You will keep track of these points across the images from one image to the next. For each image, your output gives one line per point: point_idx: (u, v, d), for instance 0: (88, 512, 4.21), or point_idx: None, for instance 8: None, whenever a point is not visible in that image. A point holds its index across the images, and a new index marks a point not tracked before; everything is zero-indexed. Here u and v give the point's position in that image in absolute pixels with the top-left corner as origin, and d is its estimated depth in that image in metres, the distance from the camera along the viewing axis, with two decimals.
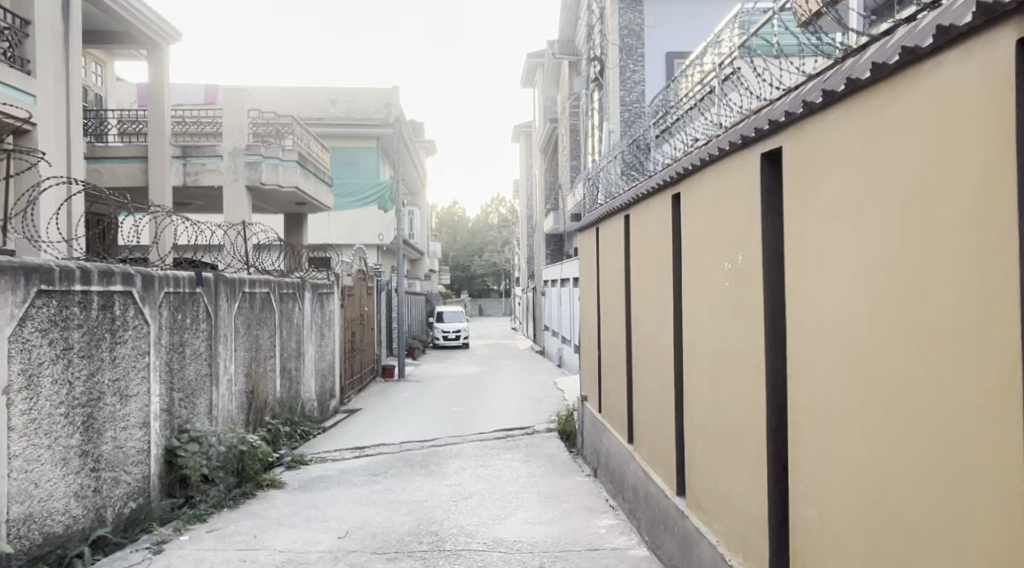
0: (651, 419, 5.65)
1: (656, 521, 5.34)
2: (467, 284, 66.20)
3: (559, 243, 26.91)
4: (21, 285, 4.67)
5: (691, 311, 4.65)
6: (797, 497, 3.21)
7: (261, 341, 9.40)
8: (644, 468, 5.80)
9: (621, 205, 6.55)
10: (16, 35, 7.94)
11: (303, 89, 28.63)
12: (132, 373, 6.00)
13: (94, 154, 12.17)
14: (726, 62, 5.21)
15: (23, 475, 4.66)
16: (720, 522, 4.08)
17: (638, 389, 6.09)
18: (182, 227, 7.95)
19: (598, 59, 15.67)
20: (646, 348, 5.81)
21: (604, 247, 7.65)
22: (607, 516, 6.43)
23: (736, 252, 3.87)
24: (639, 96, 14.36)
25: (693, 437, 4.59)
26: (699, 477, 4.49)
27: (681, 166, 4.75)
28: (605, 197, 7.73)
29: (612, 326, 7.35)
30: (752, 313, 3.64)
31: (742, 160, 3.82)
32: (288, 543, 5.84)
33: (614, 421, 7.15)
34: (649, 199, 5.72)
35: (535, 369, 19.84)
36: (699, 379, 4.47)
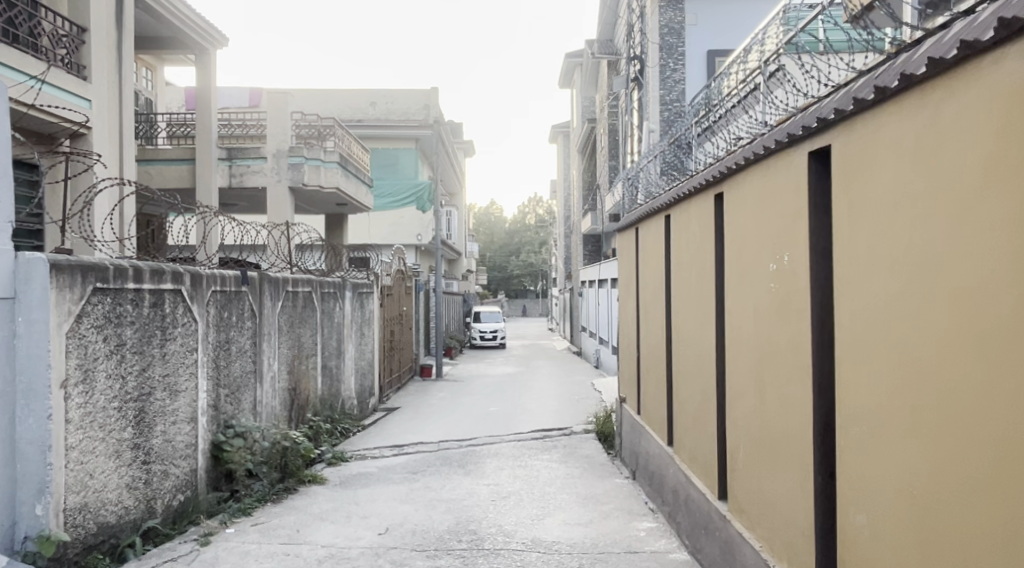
0: (692, 422, 5.63)
1: (697, 525, 5.32)
2: (505, 284, 66.33)
3: (596, 243, 26.90)
4: (78, 283, 4.83)
5: (734, 312, 4.65)
6: (844, 500, 3.19)
7: (303, 339, 9.58)
8: (684, 471, 5.78)
9: (661, 205, 6.54)
10: (72, 42, 8.19)
11: (344, 91, 28.93)
12: (181, 369, 6.16)
13: (144, 156, 12.50)
14: (771, 58, 5.16)
15: (79, 466, 4.82)
16: (763, 526, 4.07)
17: (679, 392, 6.07)
18: (228, 227, 8.11)
19: (638, 58, 15.60)
20: (688, 350, 5.80)
21: (644, 247, 7.64)
22: (647, 519, 6.42)
23: (781, 253, 3.85)
24: (679, 95, 14.42)
25: (736, 441, 4.58)
26: (741, 481, 4.47)
27: (725, 165, 4.73)
28: (647, 196, 7.71)
29: (651, 327, 7.33)
30: (798, 315, 3.62)
31: (788, 160, 3.80)
32: (330, 538, 5.94)
33: (653, 424, 7.13)
34: (691, 199, 5.71)
35: (573, 370, 19.83)
36: (742, 382, 4.46)
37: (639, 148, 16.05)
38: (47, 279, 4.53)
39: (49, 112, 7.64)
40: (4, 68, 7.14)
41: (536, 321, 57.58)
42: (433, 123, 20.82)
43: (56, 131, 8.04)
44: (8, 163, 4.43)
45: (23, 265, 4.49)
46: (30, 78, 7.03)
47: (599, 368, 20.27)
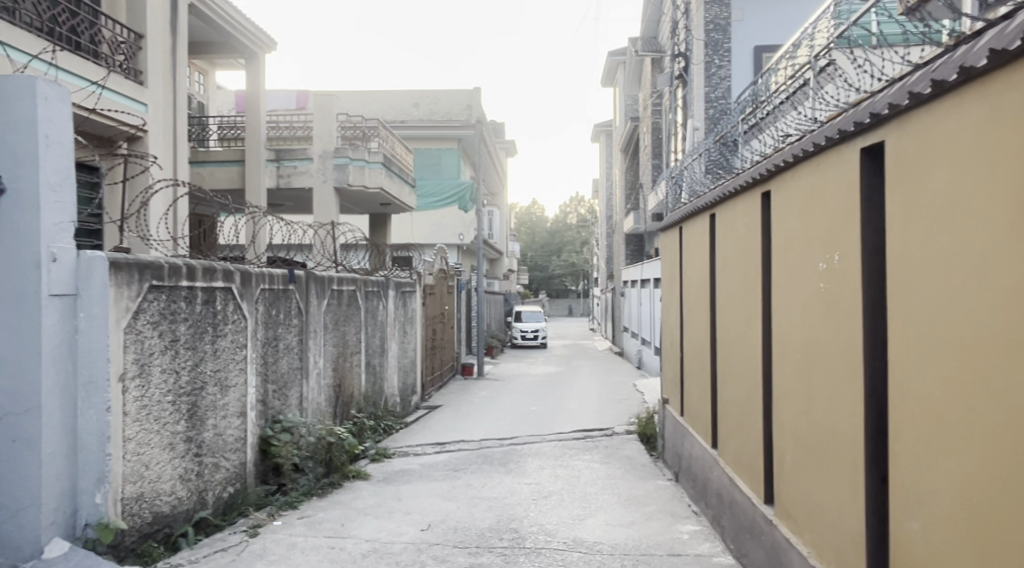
0: (738, 424, 5.62)
1: (742, 529, 5.30)
2: (545, 284, 66.34)
3: (639, 243, 26.79)
4: (136, 280, 5.02)
5: (781, 313, 4.65)
6: (897, 505, 3.17)
7: (348, 337, 9.77)
8: (729, 475, 5.76)
9: (706, 204, 6.52)
10: (130, 48, 8.48)
11: (388, 93, 29.30)
12: (231, 364, 6.35)
13: (196, 158, 12.86)
14: (822, 53, 5.11)
15: (136, 457, 5.02)
16: (811, 532, 4.06)
17: (724, 394, 6.06)
18: (277, 227, 8.31)
19: (682, 56, 15.51)
20: (733, 350, 5.78)
21: (688, 245, 7.62)
22: (690, 522, 6.42)
23: (831, 252, 3.85)
24: (724, 92, 14.50)
25: (783, 445, 4.57)
26: (788, 485, 4.45)
27: (773, 162, 4.71)
28: (691, 195, 7.69)
29: (695, 327, 7.30)
30: (848, 316, 3.61)
31: (839, 157, 3.78)
32: (374, 533, 6.06)
33: (697, 426, 7.10)
34: (737, 197, 5.70)
35: (615, 370, 19.78)
36: (790, 384, 4.45)
37: (683, 148, 16.08)
38: (106, 276, 4.70)
39: (109, 116, 7.93)
40: (67, 74, 7.44)
41: (578, 321, 57.43)
42: (475, 123, 20.90)
43: (115, 135, 8.34)
44: (71, 164, 4.61)
45: (85, 262, 4.65)
46: (90, 84, 7.31)
47: (641, 369, 20.21)
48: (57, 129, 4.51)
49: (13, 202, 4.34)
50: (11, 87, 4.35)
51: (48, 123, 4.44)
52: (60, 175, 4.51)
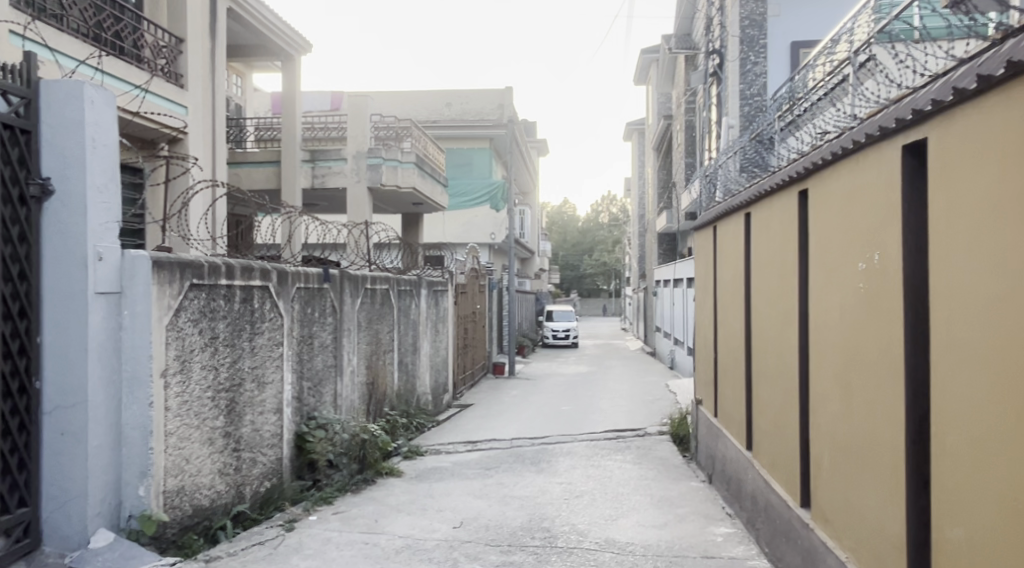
0: (773, 426, 5.59)
1: (778, 532, 5.26)
2: (577, 284, 66.27)
3: (671, 243, 26.64)
4: (177, 279, 5.14)
5: (818, 314, 4.63)
6: (939, 509, 3.15)
7: (381, 336, 9.90)
8: (764, 477, 5.72)
9: (741, 203, 6.49)
10: (171, 52, 8.67)
11: (420, 92, 29.51)
12: (268, 362, 6.48)
13: (234, 159, 13.09)
14: (862, 49, 5.06)
15: (177, 452, 5.15)
16: (849, 537, 4.04)
17: (759, 396, 6.03)
18: (312, 227, 8.44)
19: (717, 53, 15.41)
20: (769, 351, 5.76)
21: (722, 244, 7.59)
22: (724, 524, 6.40)
23: (871, 252, 3.82)
24: (759, 89, 14.43)
25: (821, 447, 4.54)
26: (826, 488, 4.43)
27: (810, 161, 4.69)
28: (725, 194, 7.65)
29: (730, 326, 7.27)
30: (889, 317, 3.59)
31: (880, 155, 3.75)
32: (407, 529, 6.15)
33: (732, 427, 7.07)
34: (773, 196, 5.67)
35: (647, 371, 19.70)
36: (828, 386, 4.42)
37: (718, 145, 15.96)
38: (149, 275, 4.83)
39: (151, 119, 8.13)
40: (112, 78, 7.64)
41: (610, 321, 57.18)
42: (507, 123, 20.94)
43: (156, 137, 8.55)
44: (115, 166, 4.75)
45: (129, 261, 4.78)
46: (134, 88, 7.50)
47: (674, 369, 20.10)
48: (102, 132, 4.66)
49: (62, 202, 4.48)
50: (59, 92, 4.50)
51: (94, 126, 4.58)
52: (106, 176, 4.66)
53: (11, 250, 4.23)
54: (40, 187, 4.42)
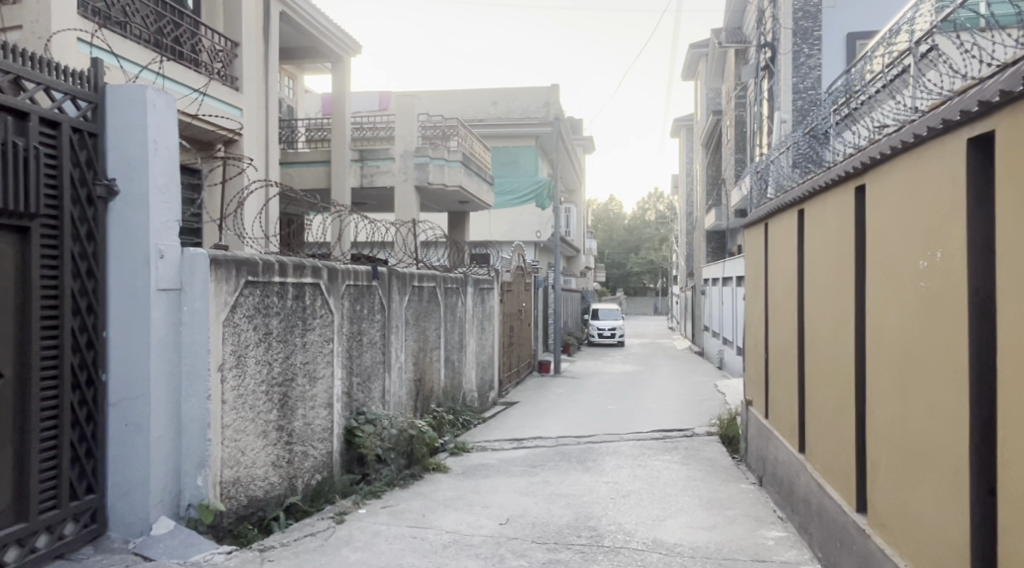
0: (827, 427, 5.52)
1: (832, 537, 5.19)
2: (623, 282, 65.89)
3: (720, 240, 26.32)
4: (233, 276, 5.27)
5: (876, 316, 4.57)
6: (1005, 514, 3.10)
7: (428, 333, 10.01)
8: (817, 481, 5.65)
9: (795, 198, 6.40)
10: (227, 56, 8.90)
11: (467, 92, 29.71)
12: (319, 357, 6.62)
13: (286, 159, 13.37)
14: (923, 39, 4.95)
15: (233, 444, 5.30)
16: (907, 543, 3.97)
17: (813, 398, 5.96)
18: (361, 225, 8.58)
19: (768, 45, 15.17)
20: (823, 351, 5.69)
21: (774, 241, 7.50)
22: (775, 528, 6.33)
23: (933, 249, 3.76)
24: (813, 83, 14.32)
25: (878, 451, 4.47)
26: (883, 494, 4.37)
27: (868, 156, 4.62)
28: (777, 190, 7.55)
29: (782, 325, 7.18)
30: (952, 315, 3.54)
31: (944, 149, 3.68)
32: (454, 525, 6.23)
33: (784, 428, 6.98)
34: (829, 193, 5.59)
35: (695, 370, 19.49)
36: (885, 388, 4.36)
37: (769, 141, 15.74)
38: (207, 272, 4.97)
39: (209, 121, 8.38)
40: (172, 83, 7.90)
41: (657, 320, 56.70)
42: (553, 121, 20.92)
43: (214, 139, 8.82)
44: (175, 166, 4.91)
45: (188, 258, 4.95)
46: (192, 91, 7.74)
47: (722, 369, 19.89)
48: (163, 134, 4.82)
49: (126, 201, 4.67)
50: (124, 96, 4.69)
51: (156, 128, 4.75)
52: (167, 176, 4.83)
53: (77, 248, 4.45)
54: (106, 187, 4.62)
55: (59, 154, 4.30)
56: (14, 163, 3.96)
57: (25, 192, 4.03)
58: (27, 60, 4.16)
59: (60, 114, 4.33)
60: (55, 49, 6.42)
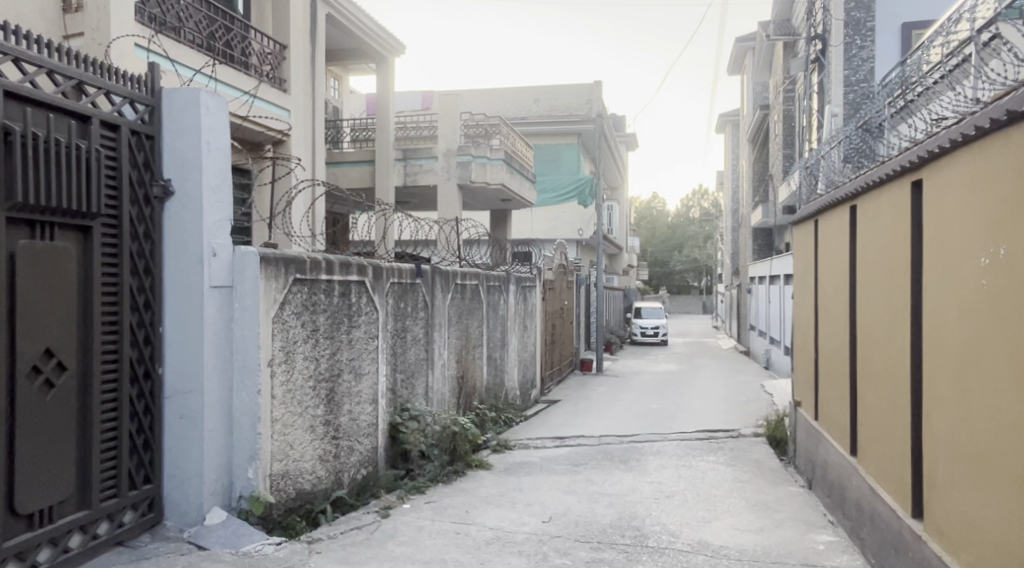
0: (880, 429, 5.44)
1: (886, 543, 5.11)
2: (666, 280, 65.31)
3: (768, 238, 25.98)
4: (282, 273, 5.38)
5: (934, 313, 4.49)
6: None
7: (471, 329, 10.10)
8: (870, 484, 5.56)
9: (848, 193, 6.30)
10: (275, 58, 9.10)
11: (510, 90, 29.81)
12: (365, 354, 6.73)
13: (332, 159, 13.58)
14: (984, 27, 4.82)
15: (282, 438, 5.42)
16: (966, 549, 3.90)
17: (865, 398, 5.88)
18: (405, 223, 8.67)
19: (819, 37, 14.92)
20: (875, 351, 5.62)
21: (825, 237, 7.38)
22: (826, 532, 6.24)
23: (997, 246, 3.69)
24: (866, 75, 14.01)
25: (935, 455, 4.39)
26: (940, 499, 4.29)
27: (927, 148, 4.53)
28: (829, 185, 7.44)
29: (833, 324, 7.07)
30: (1016, 313, 3.46)
31: (1007, 141, 3.61)
32: (497, 522, 6.28)
33: (834, 430, 6.88)
34: (884, 188, 5.49)
35: (741, 370, 19.25)
36: (944, 390, 4.28)
37: (819, 135, 15.49)
38: (257, 270, 5.09)
39: (258, 123, 8.57)
40: (223, 85, 8.11)
41: (700, 318, 56.09)
42: (597, 117, 20.83)
43: (263, 140, 9.03)
44: (226, 166, 5.04)
45: (240, 257, 5.07)
46: (243, 94, 7.93)
47: (769, 369, 19.63)
48: (216, 135, 4.96)
49: (181, 202, 4.82)
50: (179, 99, 4.83)
51: (210, 130, 4.89)
52: (220, 176, 4.97)
53: (135, 247, 4.61)
54: (162, 188, 4.77)
55: (119, 156, 4.47)
56: (76, 164, 4.12)
57: (87, 194, 4.19)
58: (89, 65, 4.33)
59: (120, 117, 4.49)
60: (114, 55, 6.63)
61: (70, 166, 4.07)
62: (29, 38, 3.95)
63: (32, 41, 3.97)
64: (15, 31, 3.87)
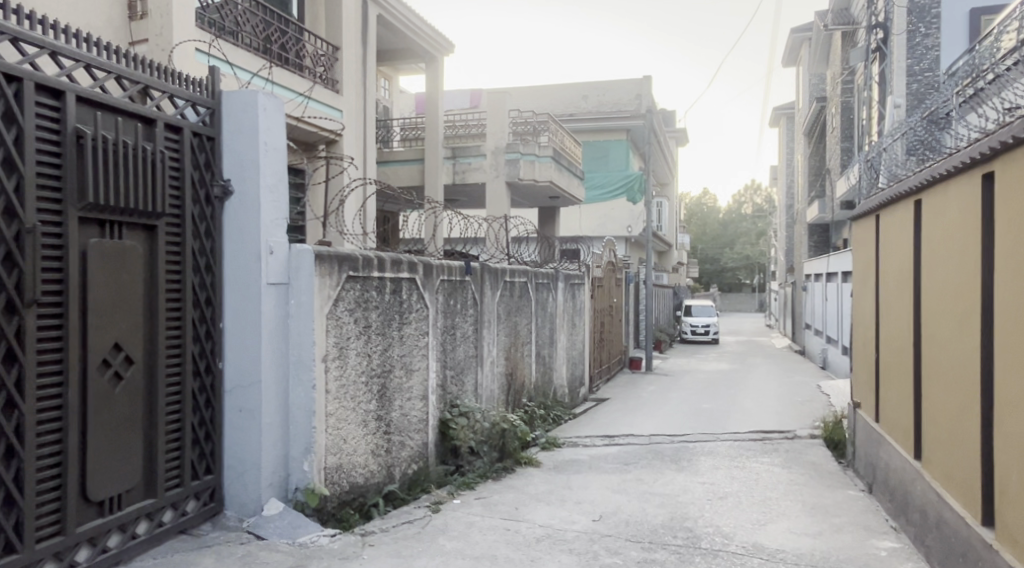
0: (947, 431, 5.30)
1: (954, 550, 4.98)
2: (717, 278, 64.36)
3: (825, 233, 25.43)
4: (336, 271, 5.47)
5: (1007, 311, 4.36)
6: None
7: (519, 327, 10.14)
8: (936, 490, 5.42)
9: (913, 186, 6.16)
10: (327, 60, 9.27)
11: (558, 86, 29.75)
12: (415, 350, 6.82)
13: (382, 158, 13.77)
14: None
15: (336, 432, 5.53)
16: None
17: (931, 399, 5.73)
18: (454, 221, 8.74)
19: (881, 25, 14.58)
20: (942, 349, 5.48)
21: (887, 232, 7.21)
22: (888, 538, 6.11)
23: None
24: (930, 64, 13.69)
25: (1007, 459, 4.27)
26: (1012, 505, 4.17)
27: (998, 139, 4.41)
28: (890, 179, 7.28)
29: (895, 323, 6.90)
30: None
31: None
32: (547, 519, 6.30)
33: (896, 433, 6.72)
34: (951, 181, 5.35)
35: (797, 370, 18.87)
36: (1016, 391, 4.16)
37: (881, 127, 15.11)
38: (312, 268, 5.20)
39: (311, 123, 8.75)
40: (278, 87, 8.31)
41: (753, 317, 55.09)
42: (647, 112, 20.63)
43: (316, 140, 9.21)
44: (283, 166, 5.16)
45: (295, 255, 5.19)
46: (297, 95, 8.12)
47: (826, 369, 19.23)
48: (273, 136, 5.07)
49: (240, 201, 4.95)
50: (238, 102, 4.97)
51: (267, 132, 5.01)
52: (277, 176, 5.09)
53: (197, 245, 4.75)
54: (222, 188, 4.91)
55: (181, 157, 4.61)
56: (143, 165, 4.27)
57: (153, 194, 4.34)
58: (153, 70, 4.48)
59: (183, 120, 4.63)
60: (176, 60, 6.86)
61: (137, 167, 4.23)
62: (99, 45, 4.11)
63: (100, 47, 4.13)
64: (85, 38, 4.03)
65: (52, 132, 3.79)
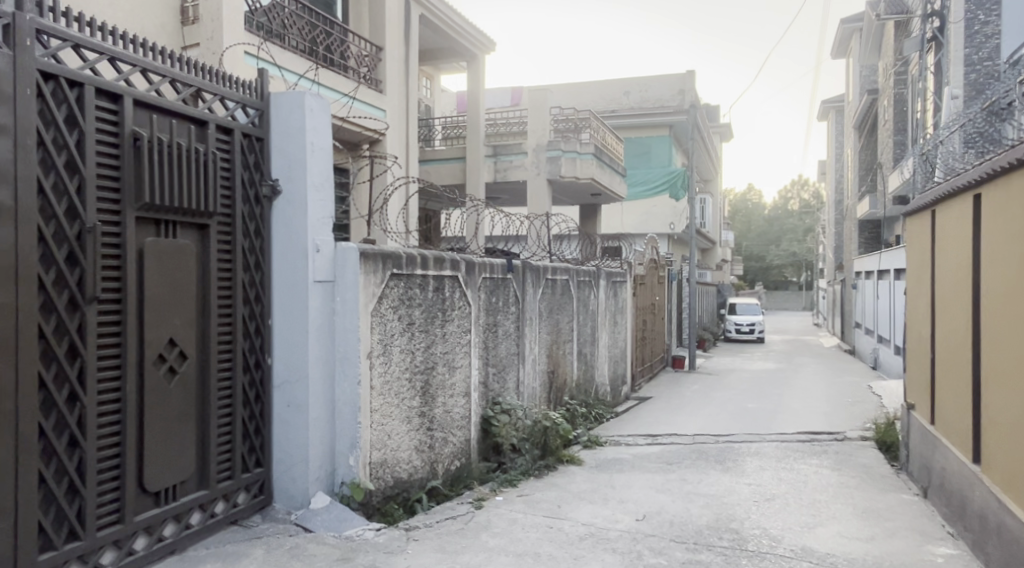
0: (1008, 432, 5.16)
1: (1016, 558, 4.85)
2: (762, 276, 63.33)
3: (876, 229, 24.85)
4: (380, 268, 5.54)
5: None
6: None
7: (561, 325, 10.14)
8: (997, 494, 5.27)
9: (972, 181, 6.00)
10: (370, 59, 9.38)
11: (600, 82, 29.61)
12: (458, 347, 6.87)
13: (424, 157, 13.90)
14: None
15: (381, 427, 5.61)
16: None
17: (991, 399, 5.58)
18: (497, 220, 8.78)
19: (938, 14, 14.20)
20: (1003, 348, 5.34)
21: (944, 228, 7.03)
22: (944, 544, 5.97)
23: None
24: (989, 53, 13.24)
25: None
26: None
27: None
28: (946, 173, 7.11)
29: (952, 321, 6.74)
30: None
31: None
32: (590, 518, 6.30)
33: (953, 436, 6.56)
34: (1013, 173, 5.21)
35: (845, 370, 18.51)
36: None
37: (938, 119, 14.70)
38: (357, 265, 5.27)
39: (355, 123, 8.87)
40: (324, 88, 8.45)
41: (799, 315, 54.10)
42: (691, 108, 20.44)
43: (360, 140, 9.33)
44: (329, 166, 5.24)
45: (341, 253, 5.27)
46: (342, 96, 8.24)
47: (878, 369, 18.83)
48: (319, 136, 5.15)
49: (288, 200, 5.05)
50: (286, 103, 5.07)
51: (313, 132, 5.10)
52: (323, 175, 5.17)
53: (247, 243, 4.86)
54: (271, 187, 5.02)
55: (232, 158, 4.73)
56: (196, 166, 4.40)
57: (205, 194, 4.46)
58: (205, 73, 4.60)
59: (233, 121, 4.75)
60: (226, 64, 7.02)
61: (190, 167, 4.35)
62: (154, 49, 4.24)
63: (156, 51, 4.25)
64: (141, 43, 4.16)
65: (111, 134, 3.92)
